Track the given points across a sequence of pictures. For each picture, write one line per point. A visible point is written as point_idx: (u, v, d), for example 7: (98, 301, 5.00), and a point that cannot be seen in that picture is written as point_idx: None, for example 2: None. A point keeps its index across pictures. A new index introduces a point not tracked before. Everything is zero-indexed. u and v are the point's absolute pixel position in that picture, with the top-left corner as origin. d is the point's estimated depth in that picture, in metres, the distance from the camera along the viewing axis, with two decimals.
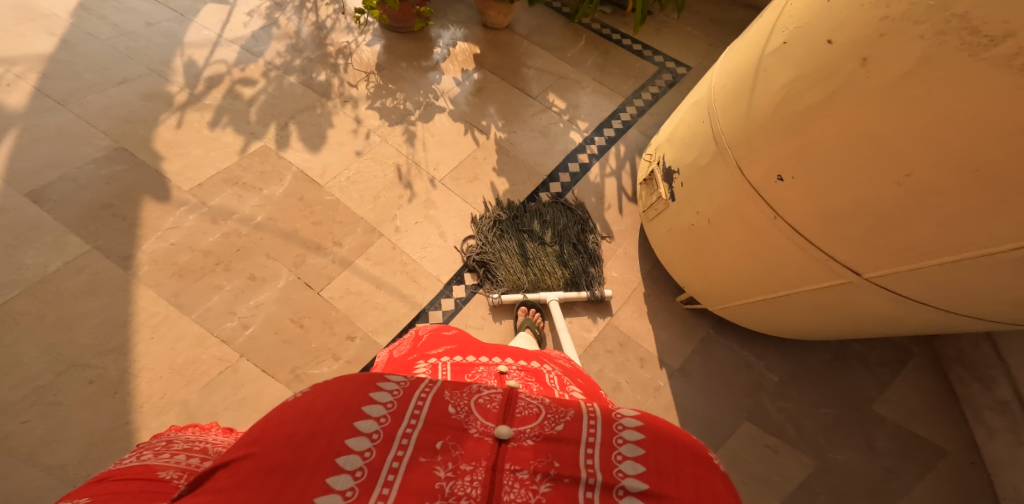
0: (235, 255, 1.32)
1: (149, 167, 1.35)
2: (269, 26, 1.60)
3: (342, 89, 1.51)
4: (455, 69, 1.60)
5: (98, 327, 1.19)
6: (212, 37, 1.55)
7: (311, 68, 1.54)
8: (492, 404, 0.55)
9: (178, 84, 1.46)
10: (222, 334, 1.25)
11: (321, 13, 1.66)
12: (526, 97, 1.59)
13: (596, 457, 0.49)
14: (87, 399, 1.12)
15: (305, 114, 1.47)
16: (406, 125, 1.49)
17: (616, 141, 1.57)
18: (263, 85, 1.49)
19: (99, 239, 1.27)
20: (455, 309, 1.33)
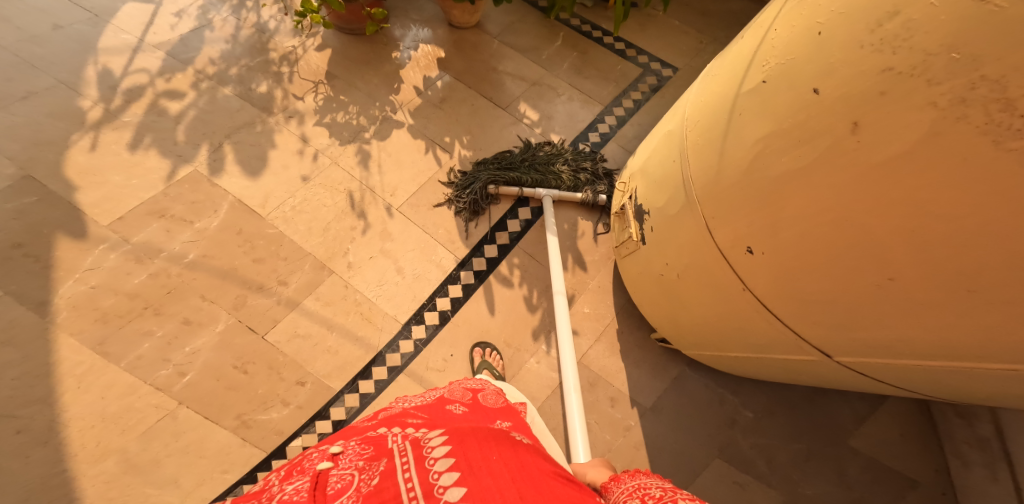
0: (167, 298, 1.18)
1: (61, 199, 1.18)
2: (202, 28, 1.42)
3: (286, 102, 1.34)
4: (415, 76, 1.42)
5: (18, 380, 1.06)
6: (135, 42, 1.36)
7: (250, 78, 1.36)
8: (297, 495, 0.51)
9: (94, 99, 1.28)
10: (155, 382, 1.12)
11: (263, 12, 1.47)
12: (494, 108, 1.43)
13: (414, 481, 0.51)
14: (14, 451, 1.01)
15: (243, 131, 1.30)
16: (359, 144, 1.33)
17: (592, 158, 1.43)
18: (193, 98, 1.32)
19: (10, 283, 1.11)
20: (414, 352, 1.22)
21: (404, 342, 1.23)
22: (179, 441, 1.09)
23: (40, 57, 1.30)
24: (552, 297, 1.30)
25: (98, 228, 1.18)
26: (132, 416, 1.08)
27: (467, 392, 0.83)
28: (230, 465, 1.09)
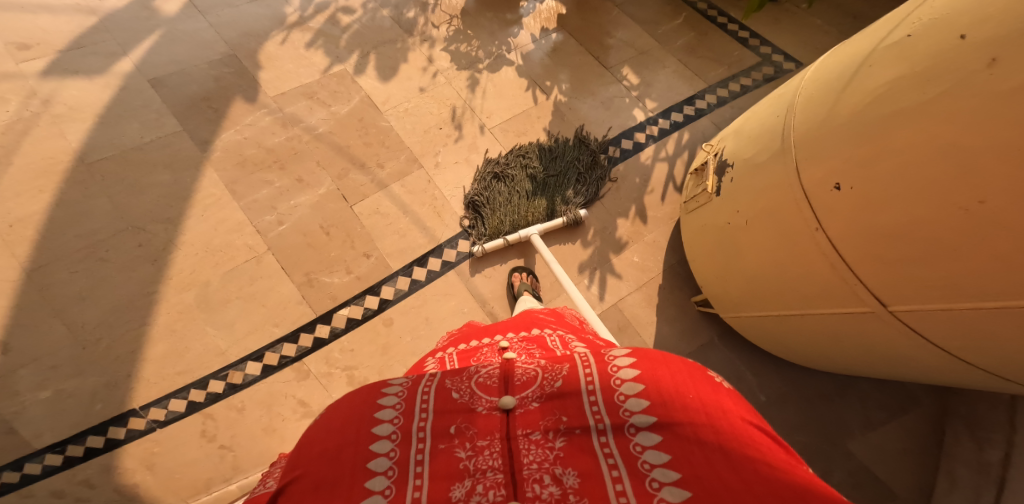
0: (289, 161, 1.44)
1: (249, 74, 1.59)
2: None
3: (425, 28, 1.59)
4: (535, 27, 1.59)
5: (160, 197, 1.36)
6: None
7: (404, 4, 1.63)
8: (490, 380, 0.63)
9: (297, 13, 1.68)
10: (259, 226, 1.35)
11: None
12: (598, 64, 1.54)
13: (602, 404, 0.57)
14: (129, 262, 1.24)
15: (386, 46, 1.58)
16: (472, 72, 1.53)
17: (682, 127, 1.47)
18: (360, 15, 1.63)
19: (188, 124, 1.48)
20: (467, 253, 1.37)
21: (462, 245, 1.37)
22: (252, 286, 1.27)
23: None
24: (606, 237, 1.36)
25: (263, 98, 1.54)
26: (225, 254, 1.29)
27: (576, 320, 0.93)
28: (280, 320, 1.24)
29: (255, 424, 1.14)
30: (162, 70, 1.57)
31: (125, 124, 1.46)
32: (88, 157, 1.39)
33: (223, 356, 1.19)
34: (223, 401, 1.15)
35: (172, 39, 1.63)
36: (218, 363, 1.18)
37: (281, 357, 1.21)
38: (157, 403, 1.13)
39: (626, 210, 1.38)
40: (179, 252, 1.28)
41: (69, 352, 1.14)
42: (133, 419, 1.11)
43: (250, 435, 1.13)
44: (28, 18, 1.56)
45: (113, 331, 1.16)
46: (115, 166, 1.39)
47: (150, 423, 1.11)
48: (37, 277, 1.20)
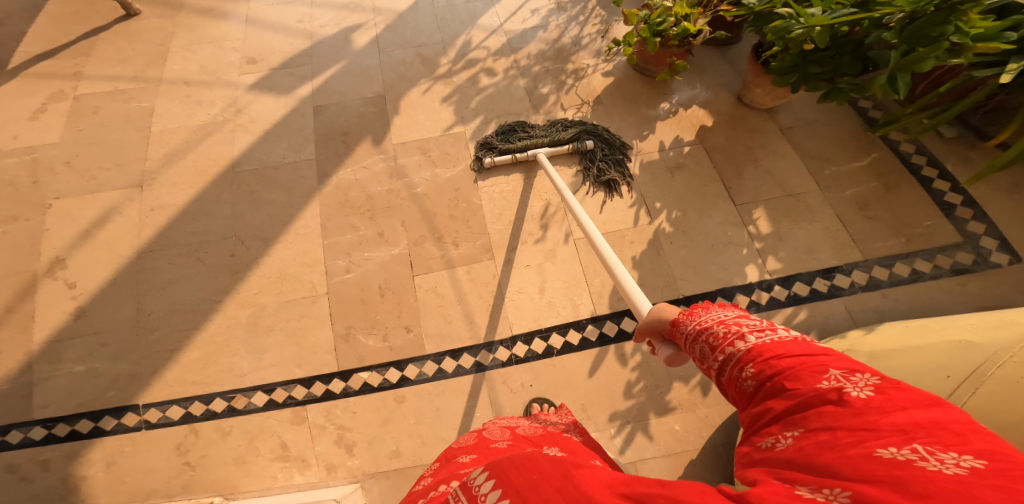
0: (378, 209, 1.46)
1: (386, 116, 1.64)
2: (540, 28, 1.81)
3: (552, 108, 1.62)
4: (667, 131, 1.59)
5: (268, 217, 1.45)
6: (493, 28, 1.81)
7: (542, 78, 1.67)
8: None
9: (447, 63, 1.75)
10: (330, 267, 1.38)
11: (586, 31, 1.78)
12: (725, 195, 1.49)
13: None
14: (216, 268, 1.37)
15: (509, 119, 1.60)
16: (581, 169, 1.52)
17: (800, 303, 1.35)
18: (498, 79, 1.67)
19: (321, 154, 1.57)
20: (503, 362, 1.26)
21: (500, 351, 1.27)
22: (297, 322, 1.31)
23: (433, 27, 1.86)
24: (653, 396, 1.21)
25: (388, 143, 1.58)
26: (290, 283, 1.36)
27: (502, 430, 0.78)
28: (304, 362, 1.27)
29: (229, 450, 1.19)
30: (328, 101, 1.69)
31: (277, 144, 1.59)
32: (239, 168, 1.54)
33: (240, 378, 1.25)
34: (217, 420, 1.21)
35: (349, 71, 1.76)
36: (232, 382, 1.25)
37: (287, 397, 1.23)
38: (156, 405, 1.23)
39: (688, 376, 1.23)
40: (255, 272, 1.37)
41: (127, 333, 1.29)
42: (127, 413, 1.22)
43: (219, 459, 1.18)
44: (268, 37, 1.85)
45: (168, 326, 1.30)
46: (252, 180, 1.52)
47: (139, 422, 1.21)
48: (145, 258, 1.38)
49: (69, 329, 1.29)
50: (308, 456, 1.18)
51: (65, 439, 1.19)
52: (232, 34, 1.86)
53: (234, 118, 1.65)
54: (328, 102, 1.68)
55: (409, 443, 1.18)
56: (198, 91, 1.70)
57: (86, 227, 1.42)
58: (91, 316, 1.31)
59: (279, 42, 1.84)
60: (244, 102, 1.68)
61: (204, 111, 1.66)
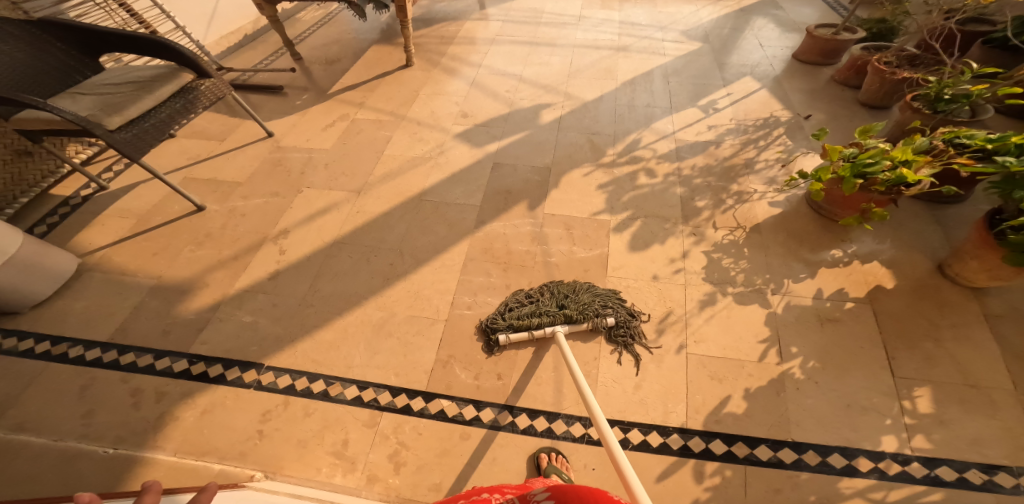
0: (512, 265, 1.63)
1: (545, 187, 1.83)
2: (711, 143, 1.94)
3: (703, 224, 1.64)
4: (830, 281, 1.49)
5: (426, 245, 1.69)
6: (664, 134, 1.99)
7: (700, 192, 1.75)
8: None
9: (611, 156, 1.92)
10: (457, 300, 1.56)
11: (762, 157, 1.86)
12: (885, 361, 1.35)
13: None
14: (373, 272, 1.63)
15: (655, 221, 1.67)
16: (717, 291, 1.49)
17: (938, 488, 1.17)
18: (656, 182, 1.80)
19: (484, 204, 1.80)
20: (575, 437, 1.31)
21: (574, 427, 1.33)
22: (413, 336, 1.49)
23: (609, 120, 2.08)
24: None
25: (541, 212, 1.76)
26: (424, 303, 1.56)
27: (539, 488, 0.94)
28: (401, 372, 1.43)
29: (299, 432, 1.33)
30: (504, 161, 1.95)
31: (456, 188, 1.86)
32: (426, 196, 1.84)
33: (345, 369, 1.43)
34: (310, 400, 1.38)
35: (529, 141, 2.02)
36: (337, 371, 1.43)
37: (372, 399, 1.38)
38: (273, 370, 1.43)
39: None
40: (399, 284, 1.60)
41: (295, 304, 1.58)
42: (250, 370, 1.44)
43: (285, 439, 1.32)
44: (485, 100, 2.21)
45: (321, 304, 1.57)
46: (429, 211, 1.79)
47: (252, 381, 1.41)
48: (335, 247, 1.71)
49: (258, 286, 1.63)
50: (358, 461, 1.29)
51: (198, 376, 1.43)
52: (459, 92, 2.26)
53: (436, 157, 1.99)
54: (503, 163, 1.94)
55: (450, 483, 1.25)
56: (422, 132, 2.09)
57: (312, 212, 1.83)
58: (279, 281, 1.65)
59: (492, 107, 2.18)
60: (447, 146, 2.02)
61: (421, 146, 2.03)
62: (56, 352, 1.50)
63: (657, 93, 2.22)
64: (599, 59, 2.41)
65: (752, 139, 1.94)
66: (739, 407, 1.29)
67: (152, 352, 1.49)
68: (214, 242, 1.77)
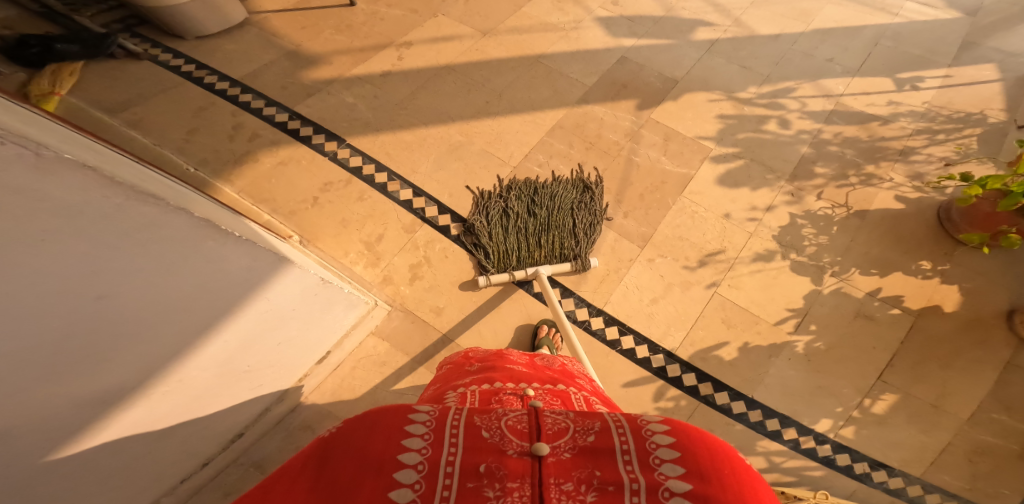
0: (595, 147, 1.57)
1: (663, 95, 1.73)
2: (879, 119, 1.64)
3: (806, 189, 1.48)
4: (896, 286, 1.33)
5: (527, 102, 1.67)
6: (828, 94, 1.71)
7: (828, 159, 1.54)
8: (519, 425, 0.59)
9: (750, 91, 1.74)
10: (531, 156, 1.55)
11: (927, 150, 1.56)
12: (880, 364, 1.25)
13: (630, 448, 0.55)
14: (465, 100, 1.65)
15: (759, 168, 1.53)
16: (778, 252, 1.39)
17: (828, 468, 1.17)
18: (786, 134, 1.60)
19: (595, 88, 1.74)
20: (573, 317, 1.32)
21: (581, 312, 1.33)
22: (476, 168, 1.51)
23: (772, 60, 1.84)
24: None
25: (647, 115, 1.66)
26: (500, 145, 1.56)
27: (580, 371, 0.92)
28: (454, 196, 1.45)
29: (345, 214, 1.37)
30: (636, 60, 1.85)
31: (574, 64, 1.82)
32: (544, 60, 1.81)
33: (410, 172, 1.47)
34: (369, 188, 1.42)
35: (669, 50, 1.89)
36: (403, 170, 1.47)
37: (420, 209, 1.42)
38: (352, 150, 1.48)
39: None
40: (485, 120, 1.61)
41: (392, 105, 1.61)
42: (332, 141, 1.49)
43: (332, 211, 1.37)
44: None
45: (412, 113, 1.59)
46: (539, 74, 1.77)
47: (331, 152, 1.46)
48: (444, 71, 1.72)
49: (370, 77, 1.69)
50: (383, 259, 1.32)
51: (289, 130, 1.50)
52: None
53: (570, 33, 1.92)
54: (634, 60, 1.85)
55: (452, 312, 1.29)
56: (567, 4, 2.02)
57: (437, 35, 1.85)
58: (389, 80, 1.69)
59: (646, 4, 2.03)
60: (584, 24, 1.96)
61: (558, 16, 1.97)
62: (184, 70, 1.66)
63: (853, 48, 1.85)
64: None
65: (931, 128, 1.61)
66: (728, 354, 1.26)
67: (264, 99, 1.58)
68: (349, 33, 1.84)
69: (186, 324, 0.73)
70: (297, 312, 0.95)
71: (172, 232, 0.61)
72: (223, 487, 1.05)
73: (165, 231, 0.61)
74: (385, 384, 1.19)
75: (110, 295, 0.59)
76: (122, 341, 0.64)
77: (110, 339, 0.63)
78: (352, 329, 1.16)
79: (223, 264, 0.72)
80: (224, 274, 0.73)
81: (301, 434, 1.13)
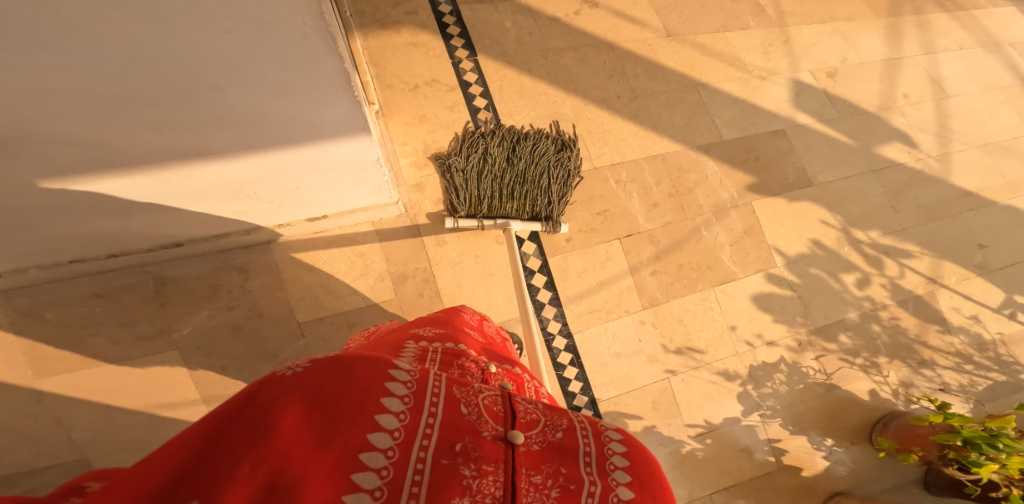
0: (678, 197, 1.57)
1: (780, 191, 1.67)
2: (938, 326, 1.70)
3: (816, 346, 1.58)
4: (787, 442, 1.48)
5: (658, 125, 1.62)
6: (935, 278, 1.74)
7: (860, 336, 1.63)
8: (496, 409, 0.57)
9: (868, 233, 1.73)
10: (613, 176, 1.53)
11: (943, 371, 1.66)
12: (721, 484, 1.41)
13: (592, 446, 0.55)
14: (603, 85, 1.62)
15: (793, 304, 1.59)
16: (744, 379, 1.49)
17: None
18: (850, 291, 1.66)
19: (726, 147, 1.66)
20: (542, 321, 1.41)
21: (553, 323, 1.41)
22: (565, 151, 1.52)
23: (907, 227, 1.76)
24: None
25: (749, 198, 1.63)
26: (599, 141, 1.56)
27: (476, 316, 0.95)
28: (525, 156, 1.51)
29: (427, 112, 1.48)
30: (789, 144, 1.74)
31: (728, 111, 1.71)
32: (704, 91, 1.71)
33: (506, 113, 1.53)
34: (463, 107, 1.51)
35: (832, 152, 1.77)
36: (504, 108, 1.53)
37: None
38: (475, 69, 1.55)
39: None
40: (605, 112, 1.59)
41: (536, 51, 1.60)
42: (464, 51, 1.56)
43: (421, 106, 1.48)
44: (851, 88, 1.89)
45: (550, 73, 1.59)
46: (689, 101, 1.69)
47: (457, 58, 1.54)
48: (604, 47, 1.67)
49: (538, 14, 1.63)
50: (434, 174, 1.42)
51: (440, 23, 1.56)
52: (865, 54, 1.95)
53: (752, 81, 1.79)
54: (789, 144, 1.74)
55: (451, 250, 1.38)
56: (778, 49, 1.86)
57: (625, 13, 1.72)
58: (552, 28, 1.64)
59: (866, 88, 1.90)
60: (775, 78, 1.82)
61: (757, 58, 1.83)
62: None
63: (982, 259, 1.79)
64: (985, 181, 1.88)
65: (970, 356, 1.70)
66: (634, 425, 1.39)
67: None
68: None
69: (243, 128, 0.73)
70: (336, 172, 0.98)
71: (313, 64, 0.63)
72: (104, 285, 1.16)
73: (312, 60, 0.62)
74: (346, 274, 1.29)
75: (220, 85, 0.62)
76: (186, 109, 0.65)
77: (176, 101, 0.63)
78: (360, 210, 1.22)
79: (318, 110, 0.74)
80: (314, 115, 0.75)
81: (228, 274, 1.23)
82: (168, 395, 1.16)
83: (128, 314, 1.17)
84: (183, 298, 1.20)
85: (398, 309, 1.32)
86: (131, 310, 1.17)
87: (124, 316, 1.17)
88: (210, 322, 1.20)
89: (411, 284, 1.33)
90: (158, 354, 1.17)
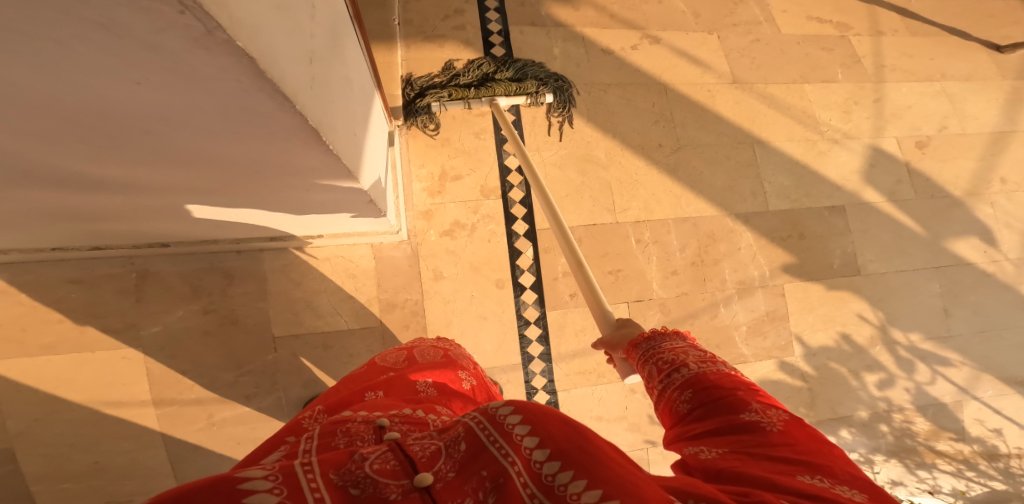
0: (701, 267, 1.45)
1: (821, 275, 1.51)
2: (958, 440, 1.53)
3: None
4: None
5: (698, 183, 1.49)
6: (968, 388, 1.54)
7: (873, 444, 1.47)
8: (386, 463, 0.43)
9: (910, 335, 1.54)
10: (634, 231, 1.43)
11: (939, 474, 1.50)
12: None
13: (495, 436, 0.42)
14: (646, 131, 1.50)
15: (805, 399, 1.45)
16: None
17: None
18: (875, 395, 1.49)
19: (769, 217, 1.51)
20: (528, 376, 1.35)
21: (537, 378, 1.35)
22: (588, 198, 1.43)
23: (962, 337, 1.56)
24: None
25: (782, 278, 1.48)
26: (627, 192, 1.45)
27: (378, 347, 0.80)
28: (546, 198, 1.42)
29: (453, 136, 1.42)
30: (846, 224, 1.55)
31: (783, 176, 1.55)
32: (759, 149, 1.55)
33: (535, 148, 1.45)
34: (490, 136, 1.44)
35: (895, 237, 1.57)
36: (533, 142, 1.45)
37: (510, 184, 1.42)
38: None
39: None
40: (641, 160, 1.48)
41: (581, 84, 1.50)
42: None
43: (446, 128, 1.42)
44: (938, 164, 1.65)
45: (591, 110, 1.49)
46: (740, 159, 1.54)
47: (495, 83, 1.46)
48: (659, 87, 1.53)
49: (592, 44, 1.52)
50: (446, 204, 1.37)
51: (486, 42, 1.48)
52: (967, 125, 1.69)
53: (821, 144, 1.60)
54: (846, 224, 1.55)
55: (446, 286, 1.34)
56: (862, 109, 1.65)
57: (690, 51, 1.58)
58: (604, 60, 1.53)
59: (957, 166, 1.66)
60: (849, 143, 1.62)
61: (833, 117, 1.63)
62: None
63: None
64: None
65: (974, 464, 1.53)
66: None
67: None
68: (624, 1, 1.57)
69: (202, 164, 0.69)
70: (326, 207, 0.95)
71: (268, 125, 0.58)
72: (82, 271, 1.15)
73: (263, 122, 0.57)
74: (333, 294, 1.27)
75: (154, 129, 0.57)
76: (125, 140, 0.60)
77: (109, 134, 0.58)
78: (357, 234, 1.21)
79: (288, 159, 0.70)
80: (281, 162, 0.71)
81: (213, 276, 1.21)
82: (114, 394, 1.15)
83: (100, 304, 1.16)
84: (160, 295, 1.18)
85: (379, 337, 1.28)
86: (105, 300, 1.16)
87: (97, 306, 1.16)
88: (182, 323, 1.19)
89: (399, 315, 1.30)
90: (116, 350, 1.16)
